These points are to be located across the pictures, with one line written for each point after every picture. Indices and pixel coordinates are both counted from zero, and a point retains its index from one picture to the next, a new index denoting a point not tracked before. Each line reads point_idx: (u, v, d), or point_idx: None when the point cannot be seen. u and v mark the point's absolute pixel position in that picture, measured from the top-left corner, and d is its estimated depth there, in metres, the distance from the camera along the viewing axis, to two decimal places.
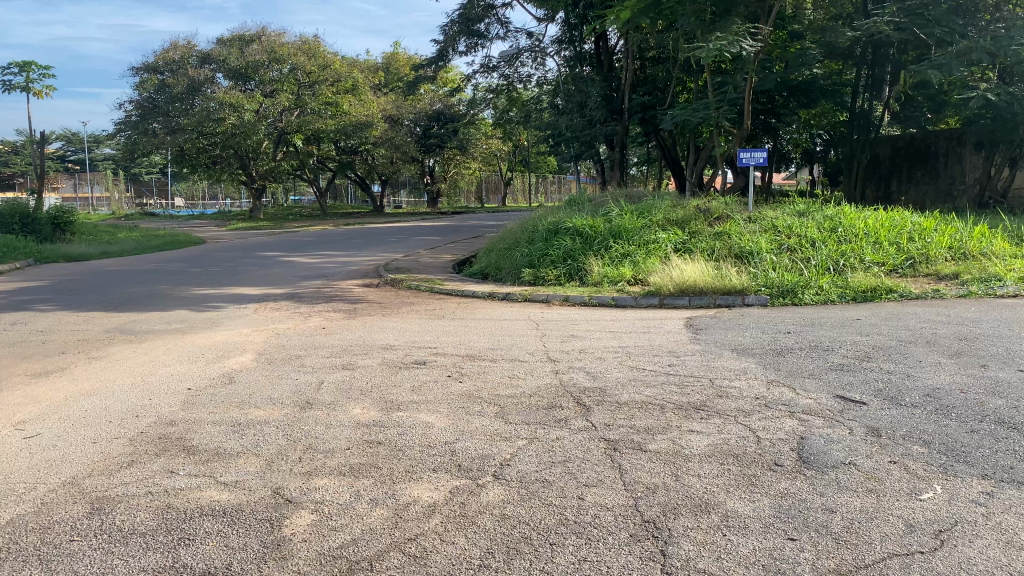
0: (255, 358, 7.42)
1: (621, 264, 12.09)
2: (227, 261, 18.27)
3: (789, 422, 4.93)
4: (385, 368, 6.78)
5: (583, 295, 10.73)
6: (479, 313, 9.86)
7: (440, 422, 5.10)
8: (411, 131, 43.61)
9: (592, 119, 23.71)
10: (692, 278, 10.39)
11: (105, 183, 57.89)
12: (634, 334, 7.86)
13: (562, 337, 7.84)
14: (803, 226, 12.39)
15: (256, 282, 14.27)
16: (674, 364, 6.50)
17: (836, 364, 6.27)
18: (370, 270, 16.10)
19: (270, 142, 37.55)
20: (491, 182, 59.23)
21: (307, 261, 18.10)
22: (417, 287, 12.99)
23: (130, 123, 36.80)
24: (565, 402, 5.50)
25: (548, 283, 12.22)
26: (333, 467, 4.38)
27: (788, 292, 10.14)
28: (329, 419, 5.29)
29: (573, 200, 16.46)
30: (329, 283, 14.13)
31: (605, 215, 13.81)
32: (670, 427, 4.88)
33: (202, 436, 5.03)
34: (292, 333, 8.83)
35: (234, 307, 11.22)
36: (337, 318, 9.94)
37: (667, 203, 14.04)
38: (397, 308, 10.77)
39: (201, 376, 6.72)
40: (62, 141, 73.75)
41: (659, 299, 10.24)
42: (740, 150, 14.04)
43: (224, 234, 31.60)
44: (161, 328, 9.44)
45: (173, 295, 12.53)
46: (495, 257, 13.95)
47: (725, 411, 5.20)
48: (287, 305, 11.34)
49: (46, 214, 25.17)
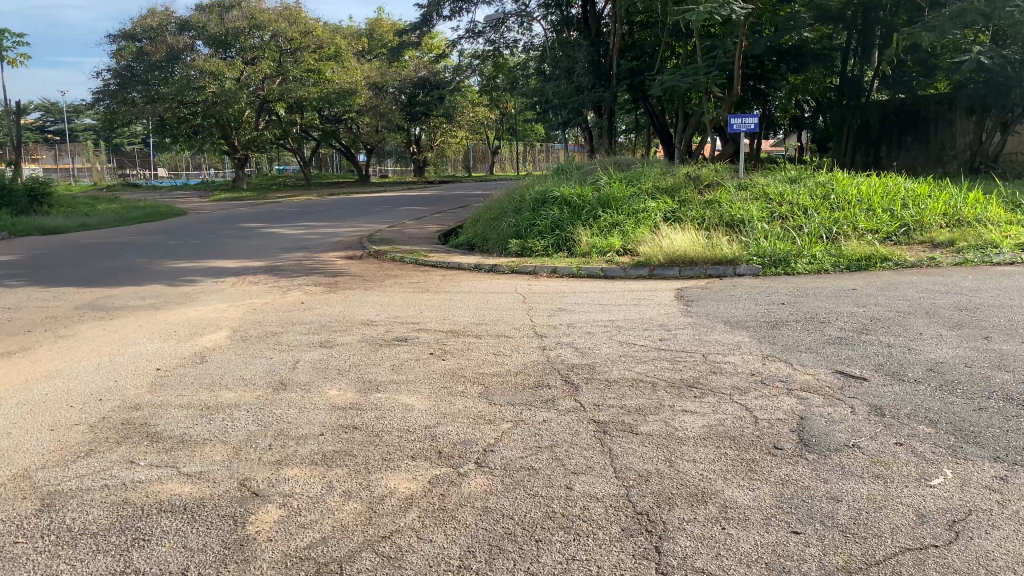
0: (230, 336, 7.11)
1: (610, 234, 11.80)
2: (207, 233, 17.86)
3: (787, 401, 4.68)
4: (365, 345, 6.49)
5: (571, 267, 10.44)
6: (464, 286, 9.57)
7: (421, 404, 4.83)
8: (396, 99, 42.95)
9: (580, 85, 23.28)
10: (682, 248, 10.13)
11: (85, 154, 57.01)
12: (624, 307, 7.59)
13: (548, 311, 7.57)
14: (795, 193, 12.12)
15: (235, 254, 13.92)
16: (666, 338, 6.23)
17: (833, 337, 6.02)
18: (354, 241, 15.74)
19: (251, 112, 36.76)
20: (479, 150, 58.73)
21: (290, 232, 17.72)
22: (401, 259, 12.66)
23: (108, 93, 36.05)
24: (553, 380, 5.23)
25: (535, 253, 11.92)
26: (304, 456, 4.10)
27: (780, 262, 9.88)
28: (303, 402, 5.01)
29: (560, 168, 16.11)
30: (311, 255, 13.78)
31: (593, 184, 13.49)
32: (662, 407, 4.62)
33: (168, 421, 4.74)
34: (270, 308, 8.53)
35: (211, 281, 10.90)
36: (318, 292, 9.63)
37: (658, 171, 13.71)
38: (380, 281, 10.47)
39: (172, 356, 6.42)
40: (40, 112, 72.44)
41: (649, 270, 9.97)
42: (730, 116, 13.69)
43: (207, 204, 31.07)
44: (134, 303, 9.12)
45: (149, 268, 12.17)
46: (481, 228, 13.64)
47: (719, 388, 4.95)
48: (266, 278, 11.01)
49: (22, 186, 24.64)
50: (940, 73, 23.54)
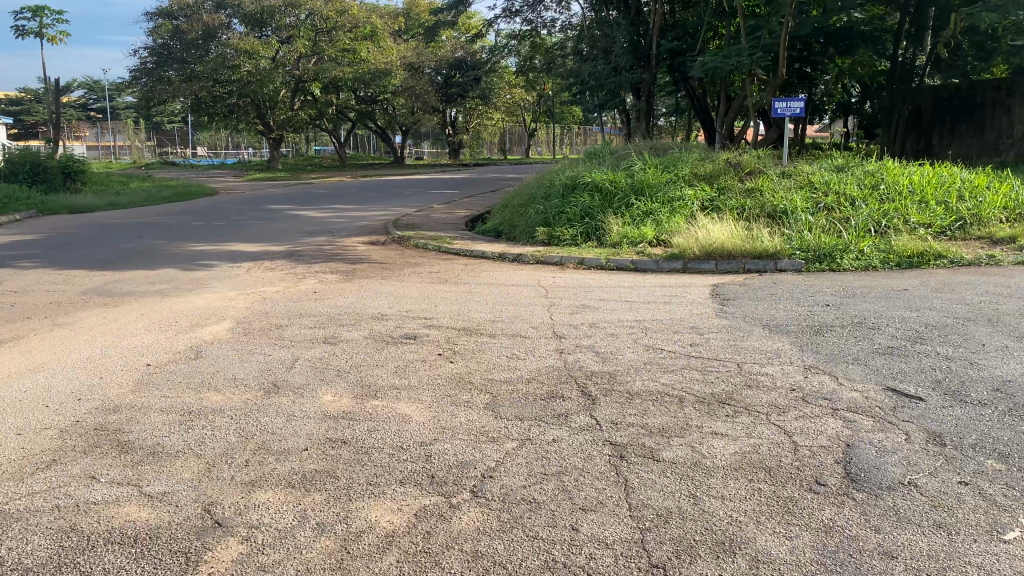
0: (231, 328, 6.70)
1: (643, 223, 11.23)
2: (233, 214, 17.59)
3: (832, 424, 4.13)
4: (370, 343, 6.04)
5: (599, 258, 9.91)
6: (486, 278, 9.07)
7: (420, 416, 4.37)
8: (432, 80, 42.53)
9: (617, 66, 22.62)
10: (719, 240, 9.53)
11: (125, 131, 57.57)
12: (652, 305, 7.05)
13: (571, 308, 7.05)
14: (841, 183, 11.42)
15: (258, 237, 13.60)
16: (697, 344, 5.69)
17: (884, 346, 5.43)
18: (379, 225, 15.33)
19: (286, 92, 36.56)
20: (516, 133, 58.11)
21: (316, 215, 17.37)
22: (424, 246, 12.21)
23: (146, 71, 36.16)
24: (568, 392, 4.73)
25: (563, 243, 11.39)
26: (284, 476, 3.66)
27: (825, 257, 9.24)
28: (293, 409, 4.56)
29: (594, 152, 15.52)
30: (334, 240, 13.39)
31: (627, 169, 12.90)
32: (689, 428, 4.10)
33: (143, 429, 4.33)
34: (280, 297, 8.11)
35: (227, 265, 10.55)
36: (332, 281, 9.20)
37: (695, 156, 13.08)
38: (400, 270, 10.02)
39: (168, 349, 6.04)
40: (85, 90, 73.29)
41: (683, 264, 9.40)
42: (774, 100, 12.94)
43: (240, 184, 30.96)
44: (142, 289, 8.77)
45: (168, 251, 11.89)
46: (509, 214, 13.13)
47: (755, 406, 4.42)
48: (283, 264, 10.61)
49: (56, 162, 24.72)
50: (998, 56, 22.38)
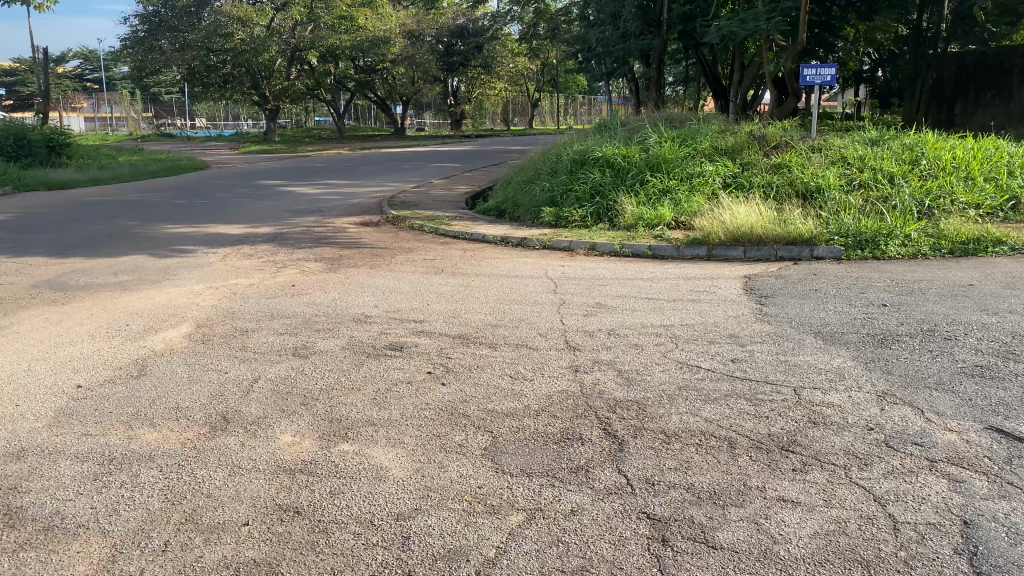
0: (188, 335, 5.73)
1: (660, 203, 10.25)
2: (220, 191, 16.55)
3: (936, 486, 3.16)
4: (348, 357, 5.08)
5: (613, 244, 8.96)
6: (486, 267, 8.11)
7: (399, 470, 3.42)
8: (433, 48, 41.46)
9: (627, 32, 21.45)
10: (747, 223, 8.55)
11: (121, 102, 56.36)
12: (678, 305, 6.09)
13: (585, 310, 6.06)
14: (878, 157, 10.36)
15: (243, 218, 12.62)
16: (740, 360, 4.71)
17: (974, 366, 4.44)
18: (373, 203, 14.33)
19: (282, 60, 35.27)
20: (519, 103, 56.65)
21: (308, 192, 16.33)
22: (420, 228, 11.21)
23: (137, 40, 34.94)
24: (588, 430, 3.77)
25: (572, 225, 10.43)
26: (210, 572, 2.72)
27: (868, 241, 8.24)
28: (240, 457, 3.62)
29: (604, 123, 14.45)
30: (324, 220, 12.41)
31: (641, 142, 11.86)
32: (748, 494, 3.13)
33: (45, 487, 3.37)
34: (253, 292, 7.12)
35: (202, 251, 9.58)
36: (315, 271, 8.22)
37: (715, 128, 12.02)
38: (392, 257, 9.04)
39: (108, 364, 5.06)
40: (80, 59, 71.95)
41: (706, 251, 8.43)
42: (803, 66, 11.74)
43: (234, 157, 29.90)
44: (100, 282, 7.81)
45: (142, 234, 10.94)
46: (512, 191, 12.15)
47: (828, 456, 3.45)
48: (264, 249, 9.63)
49: (41, 134, 23.72)
50: None
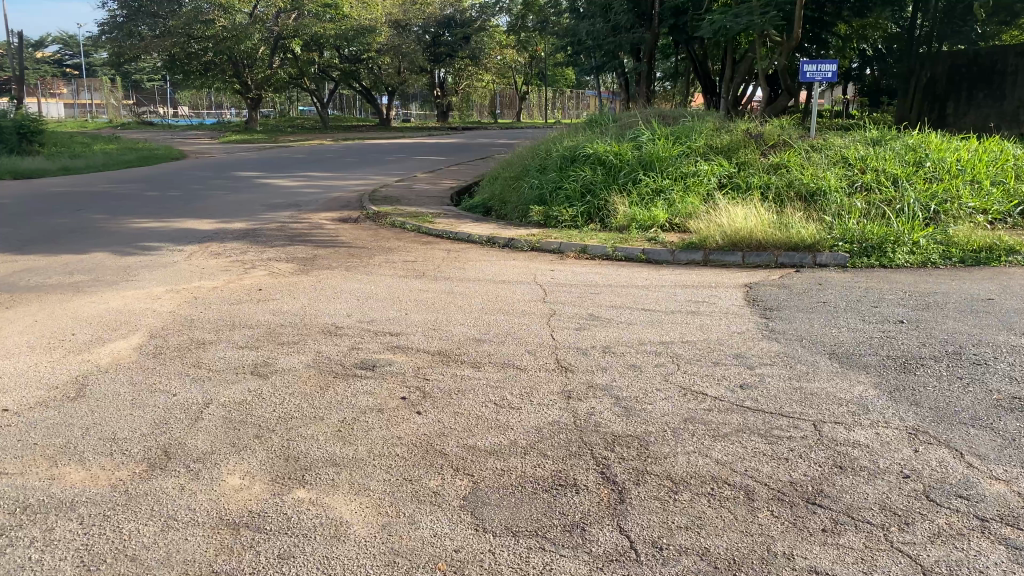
0: (138, 348, 5.17)
1: (653, 204, 9.77)
2: (195, 183, 15.92)
3: (993, 556, 2.68)
4: (314, 377, 4.56)
5: (605, 246, 8.48)
6: (470, 271, 7.60)
7: (362, 528, 2.90)
8: (420, 38, 40.80)
9: (618, 24, 20.94)
10: (746, 227, 8.10)
11: (100, 89, 55.09)
12: (678, 319, 5.61)
13: (576, 323, 5.57)
14: (881, 158, 9.92)
15: (215, 212, 12.02)
16: (751, 387, 4.23)
17: (1013, 399, 3.96)
18: (353, 198, 13.76)
19: (265, 48, 34.46)
20: (506, 96, 55.96)
21: (286, 185, 15.71)
22: (402, 225, 10.67)
23: (115, 25, 33.93)
24: (583, 475, 3.27)
25: (561, 224, 9.95)
26: None
27: (874, 248, 7.80)
28: (177, 506, 3.09)
29: (595, 118, 13.92)
30: (300, 216, 11.84)
31: (634, 139, 11.36)
32: (774, 567, 2.63)
33: None
34: (216, 297, 6.58)
35: (167, 249, 9.00)
36: (286, 273, 7.66)
37: (710, 125, 11.53)
38: (369, 257, 8.50)
39: (41, 383, 4.50)
40: (59, 44, 70.39)
41: (703, 255, 7.98)
42: (802, 61, 11.27)
43: (214, 146, 29.13)
44: (51, 283, 7.21)
45: (105, 229, 10.33)
46: (499, 187, 11.67)
47: (863, 513, 2.96)
48: (234, 248, 9.06)
49: (10, 121, 22.86)
50: None
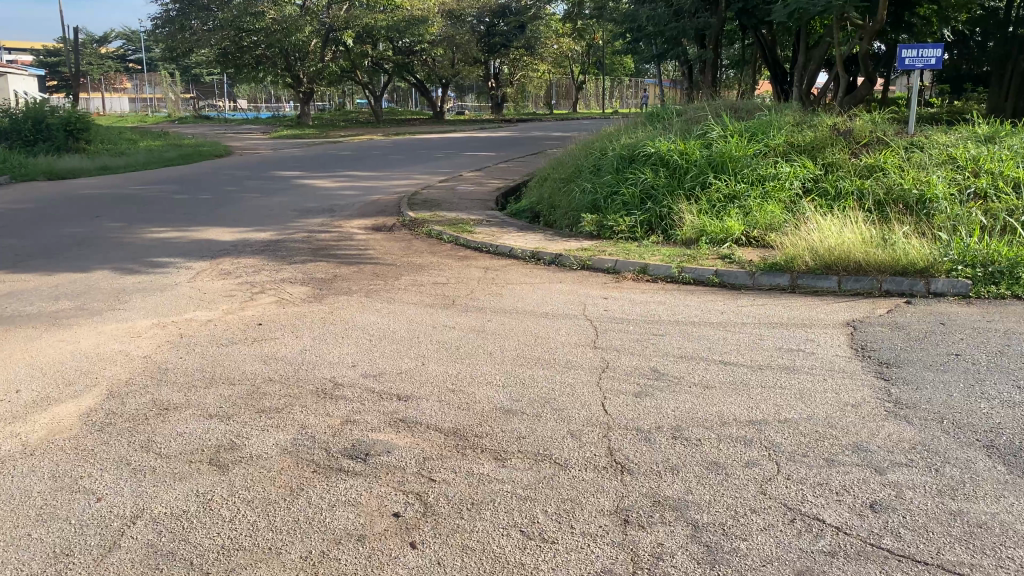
0: (84, 416, 4.12)
1: (725, 213, 8.49)
2: (230, 184, 15.07)
3: None
4: (290, 472, 3.44)
5: (669, 266, 7.24)
6: (508, 298, 6.45)
7: None
8: (474, 28, 39.79)
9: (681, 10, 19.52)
10: (841, 246, 6.77)
11: (160, 84, 55.31)
12: (769, 383, 4.34)
13: (634, 384, 4.36)
14: (997, 158, 8.40)
15: (241, 219, 11.06)
16: (887, 512, 2.97)
17: None
18: (392, 201, 12.70)
19: (317, 41, 33.69)
20: (563, 86, 54.59)
21: (324, 186, 14.75)
22: (440, 235, 9.56)
23: (168, 20, 33.42)
24: None
25: (617, 235, 8.74)
26: None
27: (1003, 273, 6.39)
28: None
29: (656, 112, 12.59)
30: (331, 223, 10.84)
31: (701, 135, 10.03)
32: None
33: None
34: (207, 336, 5.55)
35: (175, 266, 8.04)
36: (297, 299, 6.62)
37: (789, 119, 10.12)
38: (395, 278, 7.42)
39: None
40: (122, 40, 71.08)
41: (789, 279, 6.68)
42: (899, 47, 9.80)
43: (262, 142, 28.46)
44: (28, 312, 6.26)
45: (119, 240, 9.46)
46: (550, 190, 10.48)
47: None
48: (248, 264, 8.06)
49: (58, 117, 22.42)
50: None
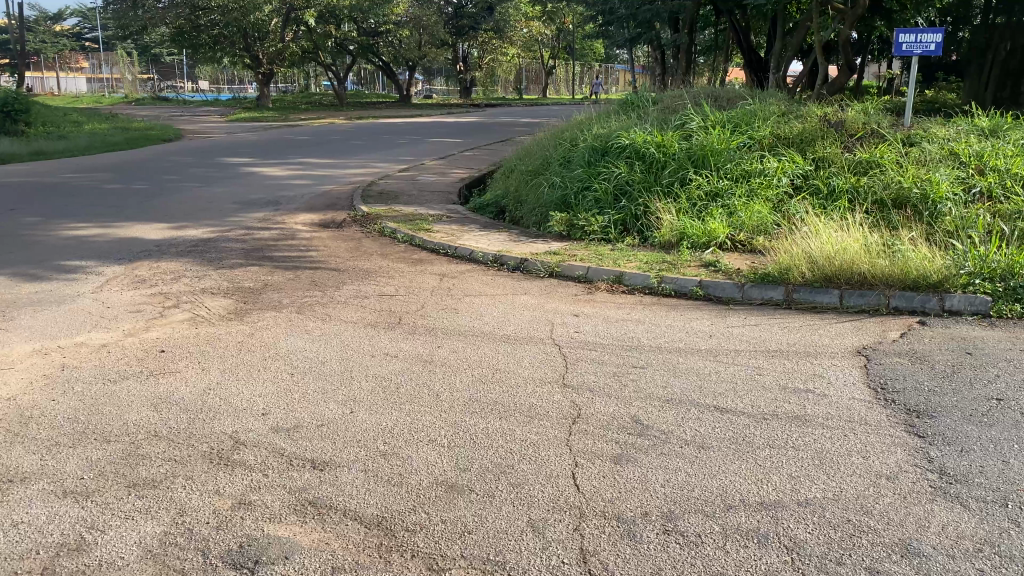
0: None
1: (708, 213, 7.65)
2: (171, 171, 13.95)
3: None
4: None
5: (647, 275, 6.38)
6: (463, 316, 5.55)
7: None
8: (442, 10, 38.50)
9: None
10: (842, 254, 5.95)
11: (116, 63, 53.20)
12: (780, 441, 3.49)
13: (613, 443, 3.48)
14: (1004, 154, 7.65)
15: (175, 214, 10.00)
16: None
17: None
18: (344, 193, 11.70)
19: (277, 20, 32.24)
20: (533, 71, 53.38)
21: (273, 174, 13.68)
22: (393, 233, 8.60)
23: None
24: None
25: (589, 235, 7.87)
26: None
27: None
28: None
29: (631, 99, 11.72)
30: (274, 218, 9.82)
31: (680, 125, 9.16)
32: None
33: None
34: (93, 369, 4.56)
35: (84, 271, 7.02)
36: (217, 316, 5.66)
37: (776, 109, 9.30)
38: (335, 287, 6.47)
39: None
40: (78, 18, 68.38)
41: (785, 293, 5.86)
42: (897, 31, 8.97)
43: (217, 126, 27.12)
44: None
45: (28, 238, 8.39)
46: (515, 183, 9.55)
47: None
48: (169, 269, 7.07)
49: None
50: None
